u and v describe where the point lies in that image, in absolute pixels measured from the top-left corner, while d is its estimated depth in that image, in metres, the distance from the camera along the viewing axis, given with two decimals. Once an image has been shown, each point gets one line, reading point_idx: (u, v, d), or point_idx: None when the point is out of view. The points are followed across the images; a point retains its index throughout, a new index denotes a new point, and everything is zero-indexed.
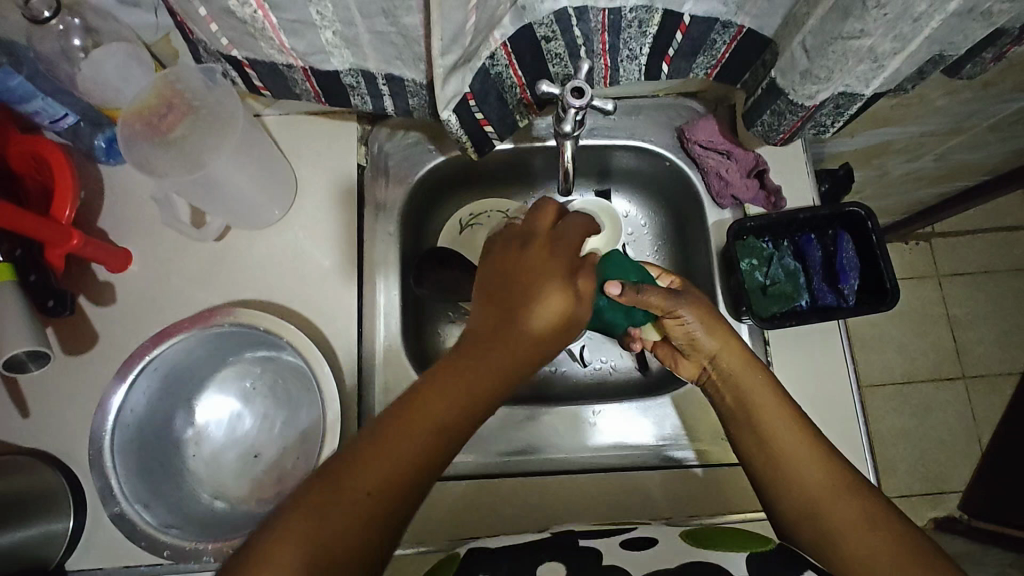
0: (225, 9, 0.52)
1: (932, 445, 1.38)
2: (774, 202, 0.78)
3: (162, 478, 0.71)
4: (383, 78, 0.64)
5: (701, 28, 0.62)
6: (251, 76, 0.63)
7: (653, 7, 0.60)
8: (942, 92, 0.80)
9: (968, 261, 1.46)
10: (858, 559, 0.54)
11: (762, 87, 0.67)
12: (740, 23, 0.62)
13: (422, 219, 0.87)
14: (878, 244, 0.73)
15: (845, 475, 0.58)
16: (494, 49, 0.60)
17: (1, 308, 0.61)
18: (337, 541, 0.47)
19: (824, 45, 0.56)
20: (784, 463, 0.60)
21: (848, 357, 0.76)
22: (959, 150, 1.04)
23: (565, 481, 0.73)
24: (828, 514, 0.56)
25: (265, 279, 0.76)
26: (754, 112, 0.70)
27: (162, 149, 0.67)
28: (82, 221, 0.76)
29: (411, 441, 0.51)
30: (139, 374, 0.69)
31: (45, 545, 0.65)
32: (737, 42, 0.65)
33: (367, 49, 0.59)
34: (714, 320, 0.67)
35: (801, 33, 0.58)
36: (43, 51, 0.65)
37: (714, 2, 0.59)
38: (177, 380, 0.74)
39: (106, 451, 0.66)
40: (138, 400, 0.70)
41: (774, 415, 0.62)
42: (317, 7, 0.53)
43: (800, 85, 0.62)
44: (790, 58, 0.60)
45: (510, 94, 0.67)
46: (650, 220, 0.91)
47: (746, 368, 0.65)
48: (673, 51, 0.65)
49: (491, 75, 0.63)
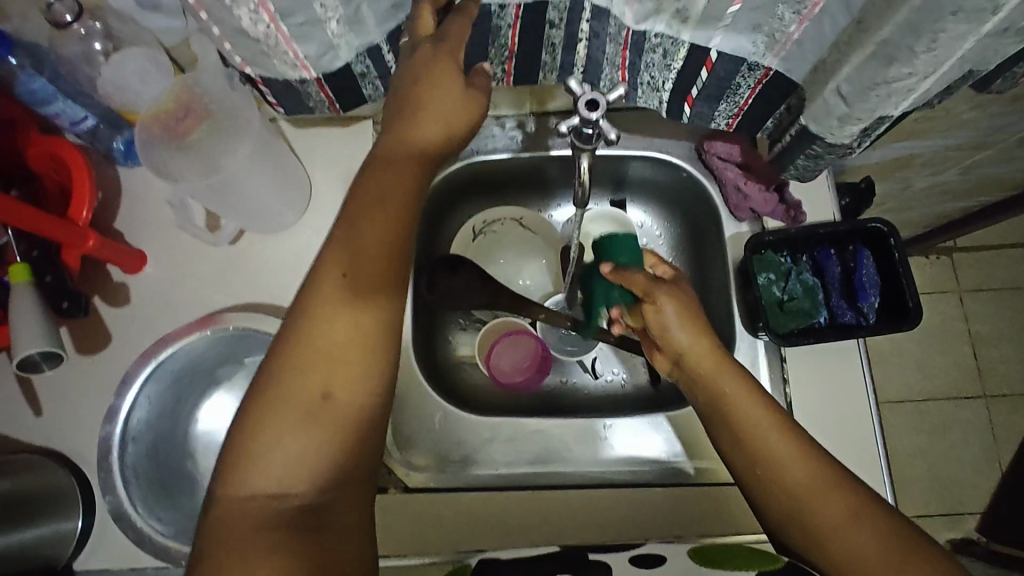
0: (239, 28, 0.53)
1: (952, 464, 1.35)
2: (794, 216, 0.77)
3: (159, 453, 0.72)
4: (387, 45, 0.61)
5: (727, 66, 0.62)
6: (264, 92, 0.64)
7: (679, 40, 0.60)
8: (970, 106, 0.78)
9: (991, 276, 1.43)
10: (858, 561, 0.53)
11: (792, 133, 0.68)
12: (767, 64, 0.61)
13: (436, 226, 0.86)
14: (900, 262, 0.71)
15: (832, 474, 0.56)
16: (507, 2, 0.58)
17: (18, 309, 0.61)
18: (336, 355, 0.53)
19: (866, 90, 0.55)
20: (776, 468, 0.57)
21: (868, 375, 0.74)
22: (985, 164, 1.02)
23: (573, 496, 0.72)
24: (827, 520, 0.55)
25: (278, 283, 0.76)
26: (788, 154, 0.71)
27: (180, 154, 0.68)
28: (101, 223, 0.76)
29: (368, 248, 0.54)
30: (170, 354, 0.69)
31: (57, 545, 0.66)
32: (761, 86, 0.64)
33: (369, 23, 0.58)
34: (695, 320, 0.64)
35: (836, 80, 0.57)
36: (65, 54, 0.66)
37: (742, 40, 0.59)
38: (204, 363, 0.74)
39: (122, 416, 0.67)
40: (184, 362, 0.71)
41: (762, 419, 0.59)
42: (321, 0, 0.52)
43: (839, 128, 0.61)
44: (824, 105, 0.60)
45: (496, 49, 0.65)
46: (665, 231, 0.90)
47: (727, 364, 0.62)
48: (696, 91, 0.66)
49: (490, 22, 0.61)
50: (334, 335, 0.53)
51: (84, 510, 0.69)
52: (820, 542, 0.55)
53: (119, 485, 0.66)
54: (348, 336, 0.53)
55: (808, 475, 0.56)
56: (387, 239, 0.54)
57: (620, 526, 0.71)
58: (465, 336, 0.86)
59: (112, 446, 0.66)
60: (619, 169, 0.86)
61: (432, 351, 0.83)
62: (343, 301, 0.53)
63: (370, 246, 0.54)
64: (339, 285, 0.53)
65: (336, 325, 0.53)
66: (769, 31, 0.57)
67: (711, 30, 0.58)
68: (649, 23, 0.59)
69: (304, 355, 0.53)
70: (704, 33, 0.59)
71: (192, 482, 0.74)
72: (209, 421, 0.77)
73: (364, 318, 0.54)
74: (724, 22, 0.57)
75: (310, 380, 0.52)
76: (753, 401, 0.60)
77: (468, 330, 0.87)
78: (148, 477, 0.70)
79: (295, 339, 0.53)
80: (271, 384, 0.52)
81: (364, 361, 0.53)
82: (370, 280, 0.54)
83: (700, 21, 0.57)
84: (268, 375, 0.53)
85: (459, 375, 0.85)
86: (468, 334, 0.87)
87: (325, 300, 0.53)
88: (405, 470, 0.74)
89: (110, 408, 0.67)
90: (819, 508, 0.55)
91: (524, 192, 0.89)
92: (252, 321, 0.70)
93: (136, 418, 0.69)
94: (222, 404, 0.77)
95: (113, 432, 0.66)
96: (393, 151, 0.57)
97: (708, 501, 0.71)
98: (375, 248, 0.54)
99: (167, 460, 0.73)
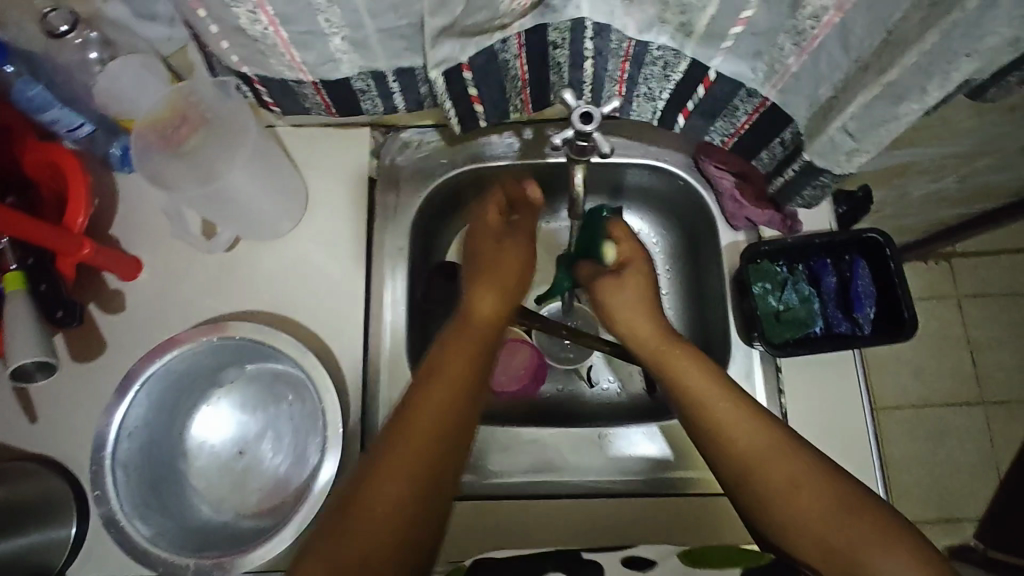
0: (237, 26, 0.53)
1: (949, 470, 1.35)
2: (790, 226, 0.77)
3: (155, 451, 0.71)
4: (394, 76, 0.63)
5: (725, 86, 0.63)
6: (260, 91, 0.64)
7: (681, 53, 0.61)
8: (967, 115, 0.78)
9: (989, 282, 1.42)
10: (806, 525, 0.54)
11: (796, 169, 0.67)
12: (765, 94, 0.62)
13: (432, 233, 0.86)
14: (897, 272, 0.71)
15: (798, 452, 0.57)
16: (507, 36, 0.57)
17: (12, 318, 0.61)
18: (401, 503, 0.52)
19: (872, 127, 0.55)
20: (724, 439, 0.59)
21: (863, 386, 0.74)
22: (983, 171, 1.02)
23: (568, 505, 0.72)
24: (775, 483, 0.56)
25: (273, 290, 0.76)
26: (790, 191, 0.70)
27: (177, 161, 0.68)
28: (97, 229, 0.76)
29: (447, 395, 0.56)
30: (175, 356, 0.68)
31: (49, 553, 0.66)
32: (758, 114, 0.66)
33: (376, 51, 0.58)
34: (647, 300, 0.69)
35: (842, 116, 0.56)
36: (61, 62, 0.68)
37: (743, 65, 0.60)
38: (211, 366, 0.74)
39: (122, 412, 0.66)
40: (190, 363, 0.71)
41: (710, 391, 0.61)
42: (325, 14, 0.52)
43: (846, 162, 0.61)
44: (830, 141, 0.59)
45: (511, 85, 0.65)
46: (662, 239, 0.90)
47: (671, 344, 0.66)
48: (692, 105, 0.68)
49: (498, 60, 0.60)
50: (455, 417, 0.55)
51: (78, 517, 0.68)
52: (772, 512, 0.56)
53: (106, 480, 0.65)
54: (465, 426, 0.57)
55: (761, 443, 0.58)
56: (459, 388, 0.56)
57: (613, 534, 0.71)
58: None
59: (107, 440, 0.65)
60: (616, 177, 0.86)
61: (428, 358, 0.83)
62: (454, 390, 0.56)
63: (466, 349, 0.59)
64: (438, 386, 0.56)
65: (462, 416, 0.56)
66: (769, 59, 0.58)
67: (714, 49, 0.59)
68: (653, 34, 0.59)
69: (373, 497, 0.52)
70: (707, 50, 0.59)
71: (184, 482, 0.73)
72: (208, 423, 0.76)
73: (460, 413, 0.56)
74: (728, 43, 0.58)
75: (378, 521, 0.51)
76: (703, 377, 0.62)
77: None
78: (140, 474, 0.69)
79: (370, 482, 0.52)
80: (384, 460, 0.53)
81: (421, 505, 0.53)
82: (474, 383, 0.58)
83: (705, 36, 0.58)
84: (334, 518, 0.52)
85: None
86: None
87: (405, 448, 0.53)
88: None
89: (111, 403, 0.67)
90: (770, 477, 0.56)
91: None
92: (260, 333, 0.69)
93: (136, 412, 0.68)
94: (221, 408, 0.76)
95: (108, 429, 0.66)
96: (496, 266, 0.63)
97: (706, 511, 0.71)
98: (470, 349, 0.59)
99: (160, 458, 0.72)
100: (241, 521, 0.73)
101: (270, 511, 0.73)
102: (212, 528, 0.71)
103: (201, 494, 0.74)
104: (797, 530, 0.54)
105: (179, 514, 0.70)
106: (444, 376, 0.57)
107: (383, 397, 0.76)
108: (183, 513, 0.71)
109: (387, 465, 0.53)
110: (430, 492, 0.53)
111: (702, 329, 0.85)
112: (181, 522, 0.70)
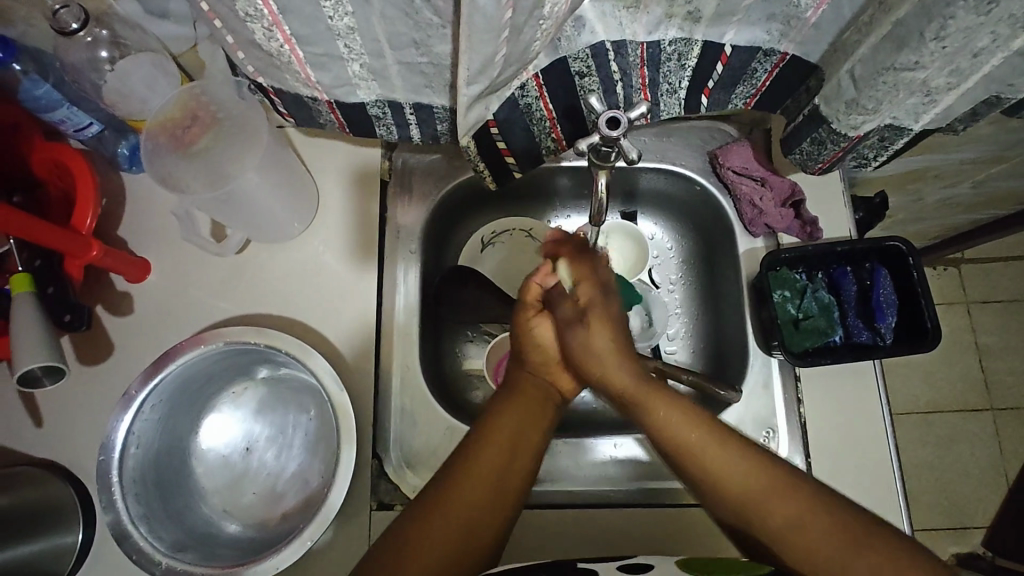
0: (252, 40, 0.49)
1: (958, 478, 1.33)
2: (810, 232, 0.75)
3: (173, 431, 0.71)
4: (412, 107, 0.60)
5: (742, 57, 0.59)
6: (276, 103, 0.60)
7: (692, 39, 0.57)
8: (988, 120, 0.77)
9: (1000, 287, 1.41)
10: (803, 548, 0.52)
11: (805, 112, 0.63)
12: (783, 49, 0.59)
13: (444, 236, 0.85)
14: (919, 282, 0.69)
15: (822, 503, 0.54)
16: (525, 80, 0.56)
17: (20, 321, 0.60)
18: (471, 512, 0.56)
19: (873, 76, 0.53)
20: (706, 470, 0.58)
21: (884, 399, 0.72)
22: (1000, 177, 1.00)
23: (579, 515, 0.70)
24: (765, 508, 0.55)
25: (283, 293, 0.75)
26: (793, 138, 0.66)
27: (184, 162, 0.67)
28: (105, 230, 0.75)
29: (498, 436, 0.61)
30: (213, 348, 0.68)
31: (56, 560, 0.65)
32: (778, 70, 0.61)
33: (395, 81, 0.56)
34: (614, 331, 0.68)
35: (850, 61, 0.55)
36: (70, 61, 0.66)
37: (756, 30, 0.57)
38: (249, 360, 0.73)
39: (146, 390, 0.66)
40: (228, 354, 0.70)
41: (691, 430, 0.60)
42: (345, 40, 0.50)
43: (845, 114, 0.58)
44: (836, 86, 0.57)
45: (539, 127, 0.61)
46: (677, 244, 0.89)
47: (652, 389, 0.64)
48: (713, 83, 0.62)
49: (520, 106, 0.59)
50: (506, 478, 0.58)
51: (85, 523, 0.67)
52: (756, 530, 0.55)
53: (114, 449, 0.65)
54: (515, 490, 0.59)
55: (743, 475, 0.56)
56: (512, 438, 0.61)
57: (612, 546, 0.69)
58: (473, 348, 0.85)
59: (125, 414, 0.65)
60: (630, 182, 0.85)
61: (439, 362, 0.82)
62: (507, 448, 0.60)
63: (520, 415, 0.63)
64: (494, 445, 0.60)
65: (514, 478, 0.59)
66: (783, 18, 0.55)
67: (725, 25, 0.56)
68: (661, 32, 0.56)
69: (446, 506, 0.56)
70: (718, 29, 0.56)
71: (184, 466, 0.72)
72: (230, 414, 0.75)
73: (511, 474, 0.59)
74: (739, 15, 0.55)
75: (444, 527, 0.55)
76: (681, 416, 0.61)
77: (478, 342, 0.85)
78: (146, 455, 0.68)
79: (443, 502, 0.56)
80: (452, 484, 0.57)
81: (500, 501, 0.58)
82: (526, 448, 0.61)
83: (714, 17, 0.55)
84: (407, 523, 0.55)
85: (466, 388, 0.83)
86: (476, 345, 0.85)
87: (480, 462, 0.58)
88: (410, 487, 0.71)
89: (142, 375, 0.67)
90: (766, 509, 0.55)
91: (534, 202, 0.88)
92: (293, 346, 0.68)
93: (163, 391, 0.68)
94: (244, 402, 0.75)
95: (138, 394, 0.66)
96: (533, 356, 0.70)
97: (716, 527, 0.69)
98: (524, 416, 0.64)
99: (172, 440, 0.71)
100: (226, 520, 0.71)
101: (264, 520, 0.72)
102: (198, 518, 0.70)
103: (198, 481, 0.73)
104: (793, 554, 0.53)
105: (175, 492, 0.70)
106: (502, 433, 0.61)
107: (395, 403, 0.74)
108: (175, 497, 0.70)
109: (460, 485, 0.57)
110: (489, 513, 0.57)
111: (717, 336, 0.84)
112: (171, 508, 0.69)
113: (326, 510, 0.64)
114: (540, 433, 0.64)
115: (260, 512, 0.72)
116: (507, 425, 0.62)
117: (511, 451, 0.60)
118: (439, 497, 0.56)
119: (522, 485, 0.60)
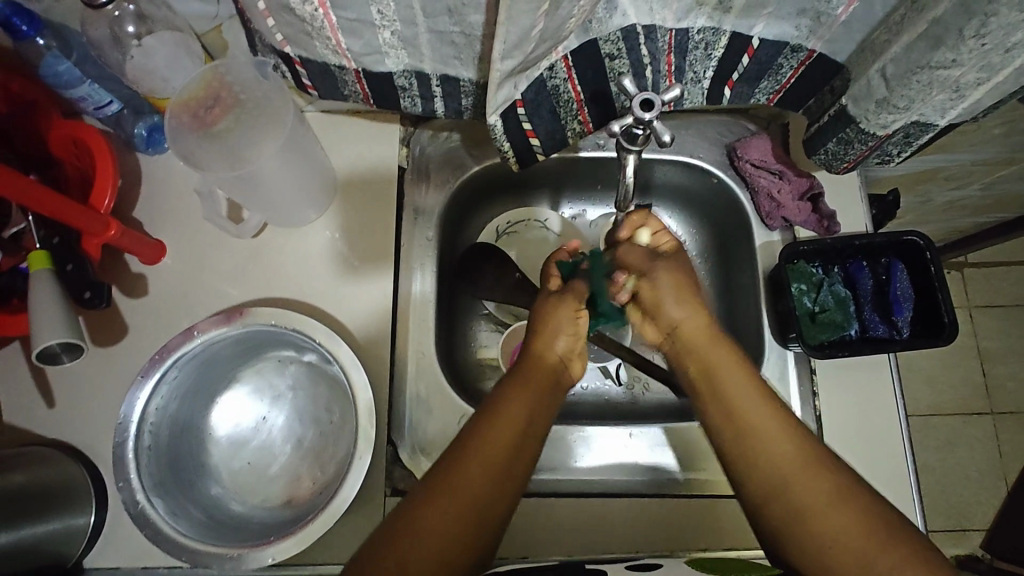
0: (285, 5, 0.49)
1: (959, 481, 1.33)
2: (828, 226, 0.75)
3: (198, 391, 0.71)
4: (438, 78, 0.60)
5: (769, 52, 0.60)
6: (300, 75, 0.59)
7: (721, 29, 0.58)
8: (1001, 121, 0.77)
9: (1001, 293, 1.41)
10: (832, 541, 0.51)
11: (829, 114, 0.64)
12: (811, 47, 0.59)
13: (459, 224, 0.84)
14: (937, 277, 0.69)
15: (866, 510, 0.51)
16: (555, 60, 0.56)
17: (38, 295, 0.60)
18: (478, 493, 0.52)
19: (908, 74, 0.54)
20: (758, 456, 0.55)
21: (900, 395, 0.72)
22: (1008, 181, 1.00)
23: (594, 506, 0.70)
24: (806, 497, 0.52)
25: (299, 278, 0.74)
26: (817, 140, 0.66)
27: (207, 142, 0.65)
28: (120, 211, 0.75)
29: (512, 413, 0.57)
30: (252, 324, 0.68)
31: (67, 543, 0.64)
32: (803, 69, 0.62)
33: (424, 50, 0.56)
34: (689, 292, 0.63)
35: (882, 60, 0.55)
36: (94, 37, 0.66)
37: (786, 25, 0.57)
38: (279, 339, 0.72)
39: (191, 341, 0.67)
40: (266, 333, 0.70)
41: (752, 397, 0.57)
42: (378, 6, 0.50)
43: (874, 114, 0.59)
44: (866, 86, 0.58)
45: (565, 109, 0.61)
46: (691, 237, 0.89)
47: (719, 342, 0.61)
48: (737, 75, 0.62)
49: (547, 88, 0.59)
50: (511, 466, 0.54)
51: (97, 506, 0.67)
52: (806, 542, 0.52)
53: (153, 374, 0.66)
54: (523, 473, 0.55)
55: (788, 458, 0.54)
56: (519, 425, 0.56)
57: (627, 537, 0.69)
58: (485, 339, 0.84)
59: (162, 357, 0.67)
60: (645, 173, 0.85)
61: (452, 352, 0.81)
62: (516, 433, 0.55)
63: (531, 397, 0.58)
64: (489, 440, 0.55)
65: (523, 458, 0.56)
66: (814, 15, 0.55)
67: (754, 18, 0.56)
68: (690, 19, 0.57)
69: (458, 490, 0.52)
70: (747, 21, 0.57)
71: (193, 429, 0.72)
72: (266, 384, 0.75)
73: (521, 454, 0.56)
74: (769, 8, 0.55)
75: (456, 505, 0.52)
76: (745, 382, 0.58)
77: (490, 332, 0.85)
78: (168, 408, 0.68)
79: (460, 473, 0.53)
80: (464, 458, 0.54)
81: (514, 481, 0.54)
82: (534, 434, 0.57)
83: (745, 9, 0.55)
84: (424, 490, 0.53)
85: (478, 375, 0.83)
86: (487, 336, 0.85)
87: (500, 438, 0.55)
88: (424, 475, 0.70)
89: (215, 320, 0.68)
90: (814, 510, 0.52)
91: (549, 192, 0.88)
92: (314, 331, 0.68)
93: (200, 351, 0.68)
94: (283, 374, 0.75)
95: (200, 335, 0.67)
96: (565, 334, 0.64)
97: (733, 520, 0.69)
98: (533, 396, 0.59)
99: (189, 404, 0.71)
100: (212, 482, 0.71)
101: (270, 502, 0.71)
102: (190, 467, 0.70)
103: (204, 447, 0.72)
104: (829, 547, 0.51)
105: (183, 444, 0.70)
106: (514, 423, 0.56)
107: (409, 391, 0.74)
108: (179, 442, 0.70)
109: (471, 461, 0.53)
110: (495, 500, 0.53)
111: (730, 329, 0.83)
112: (171, 455, 0.69)
113: (331, 509, 0.62)
114: (548, 413, 0.59)
115: (269, 492, 0.71)
116: (518, 409, 0.57)
117: (521, 440, 0.56)
118: (455, 467, 0.53)
119: (525, 476, 0.55)
